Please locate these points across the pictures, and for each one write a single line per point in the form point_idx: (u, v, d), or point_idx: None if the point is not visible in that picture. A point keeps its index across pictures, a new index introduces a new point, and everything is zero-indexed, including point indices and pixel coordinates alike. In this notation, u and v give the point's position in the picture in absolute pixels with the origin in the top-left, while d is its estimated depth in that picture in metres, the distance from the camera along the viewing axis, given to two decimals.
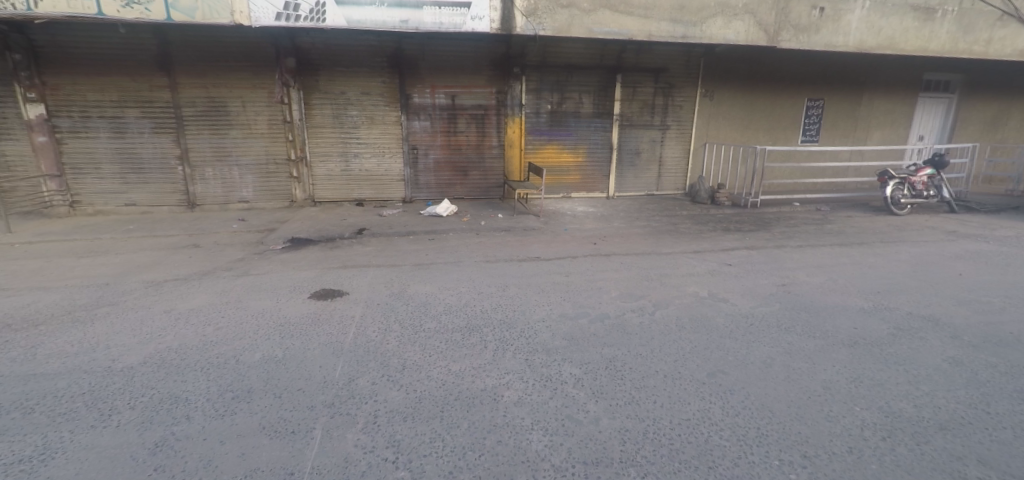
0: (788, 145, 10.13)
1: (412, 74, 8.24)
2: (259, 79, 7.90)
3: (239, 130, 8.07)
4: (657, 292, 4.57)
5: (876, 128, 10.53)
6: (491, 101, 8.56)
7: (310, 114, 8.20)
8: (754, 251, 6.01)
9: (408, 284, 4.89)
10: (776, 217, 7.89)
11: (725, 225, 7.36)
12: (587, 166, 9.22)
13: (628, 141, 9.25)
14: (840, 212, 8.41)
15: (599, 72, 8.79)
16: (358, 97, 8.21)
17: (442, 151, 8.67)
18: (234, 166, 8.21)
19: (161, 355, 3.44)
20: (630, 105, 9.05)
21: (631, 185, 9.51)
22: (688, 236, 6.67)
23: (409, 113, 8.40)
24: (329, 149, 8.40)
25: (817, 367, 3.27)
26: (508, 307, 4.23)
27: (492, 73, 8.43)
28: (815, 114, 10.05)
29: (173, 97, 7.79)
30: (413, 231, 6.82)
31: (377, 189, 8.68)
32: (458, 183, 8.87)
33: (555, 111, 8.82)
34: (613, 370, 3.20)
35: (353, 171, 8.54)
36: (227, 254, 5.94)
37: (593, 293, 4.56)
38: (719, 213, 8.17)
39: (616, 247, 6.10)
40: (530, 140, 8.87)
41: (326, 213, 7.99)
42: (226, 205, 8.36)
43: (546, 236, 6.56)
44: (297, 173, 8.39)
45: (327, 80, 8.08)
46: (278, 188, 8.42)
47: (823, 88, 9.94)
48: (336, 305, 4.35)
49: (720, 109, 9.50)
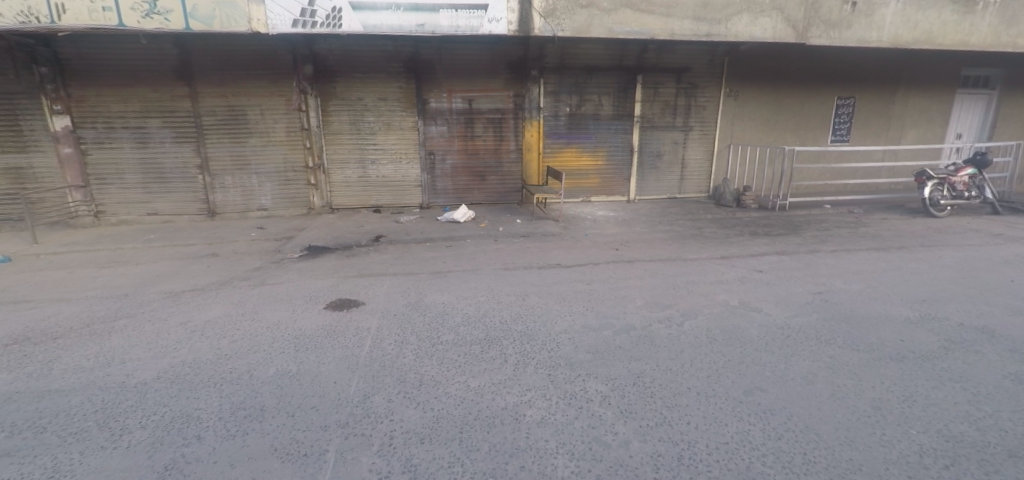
0: (817, 145, 9.76)
1: (429, 78, 8.17)
2: (277, 87, 7.93)
3: (258, 138, 8.11)
4: (685, 301, 4.35)
5: (911, 126, 10.08)
6: (509, 105, 8.44)
7: (328, 121, 8.19)
8: (785, 257, 5.74)
9: (425, 293, 4.78)
10: (806, 220, 7.57)
11: (752, 229, 7.08)
12: (607, 169, 9.02)
13: (649, 143, 9.02)
14: (875, 214, 8.03)
15: (619, 73, 8.59)
16: (375, 103, 8.17)
17: (459, 156, 8.57)
18: (253, 175, 8.26)
19: (175, 370, 3.39)
20: (651, 106, 8.83)
21: (652, 189, 9.27)
22: (714, 241, 6.42)
23: (426, 119, 8.33)
24: (347, 156, 8.38)
25: (864, 384, 3.01)
26: (528, 318, 4.07)
27: (509, 76, 8.31)
28: (845, 112, 9.67)
29: (193, 106, 7.87)
30: (430, 237, 6.72)
31: (394, 196, 8.63)
32: (475, 188, 8.76)
33: (574, 113, 8.65)
34: (641, 386, 3.00)
35: (370, 177, 8.51)
36: (245, 263, 5.94)
37: (617, 302, 4.37)
38: (745, 216, 7.88)
39: (639, 253, 5.90)
40: (549, 144, 8.72)
41: (344, 220, 7.97)
42: (245, 213, 8.43)
43: (566, 242, 6.39)
44: (315, 180, 8.40)
45: (345, 87, 8.07)
46: (296, 196, 8.45)
47: (853, 85, 9.56)
48: (351, 316, 4.26)
49: (745, 108, 9.20)
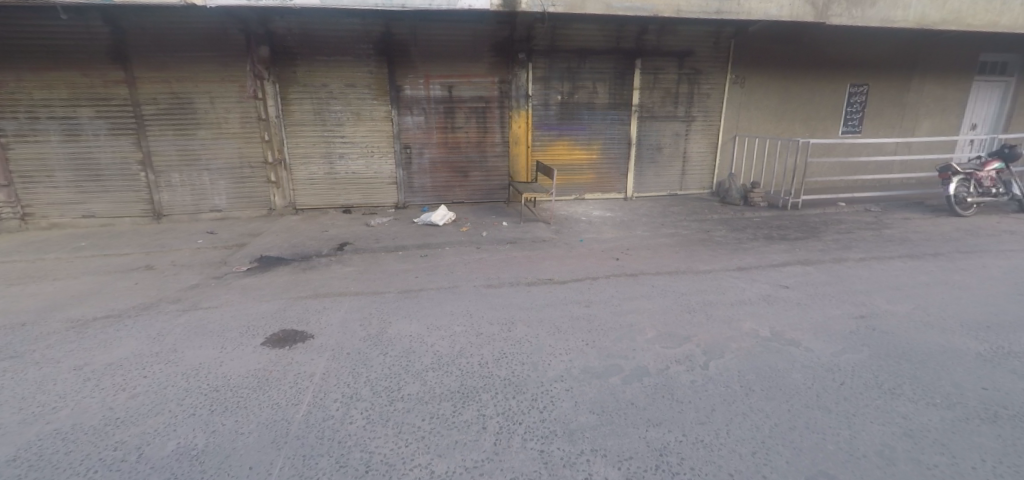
0: (828, 137, 9.05)
1: (403, 62, 7.24)
2: (228, 71, 6.95)
3: (208, 130, 7.12)
4: (706, 332, 3.57)
5: (925, 116, 9.42)
6: (494, 92, 7.55)
7: (289, 111, 7.24)
8: (810, 269, 5.00)
9: (390, 321, 3.93)
10: (822, 221, 6.85)
11: (766, 232, 6.34)
12: (602, 164, 8.19)
13: (648, 135, 8.21)
14: (894, 213, 7.35)
15: (616, 57, 7.75)
16: (342, 89, 7.23)
17: (438, 150, 7.68)
18: (204, 171, 7.29)
19: (42, 445, 2.50)
20: (651, 94, 8.01)
21: (651, 185, 8.49)
22: (726, 248, 5.66)
23: (401, 108, 7.41)
24: (311, 150, 7.44)
25: (964, 468, 2.23)
26: (513, 359, 3.25)
27: (494, 60, 7.42)
28: (858, 101, 8.98)
29: (131, 93, 6.86)
30: (403, 245, 5.86)
31: (366, 195, 7.73)
32: (457, 185, 7.88)
33: (566, 102, 7.79)
34: (667, 473, 2.21)
35: (338, 174, 7.58)
36: (181, 280, 5.02)
37: (623, 333, 3.57)
38: (755, 217, 7.14)
39: (643, 264, 5.11)
40: (539, 136, 7.87)
41: (307, 223, 7.05)
42: (197, 215, 7.46)
43: (559, 250, 5.58)
44: (275, 177, 7.46)
45: (307, 71, 7.11)
46: (255, 195, 7.50)
47: (867, 72, 8.85)
48: (293, 357, 3.40)
49: (752, 97, 8.42)
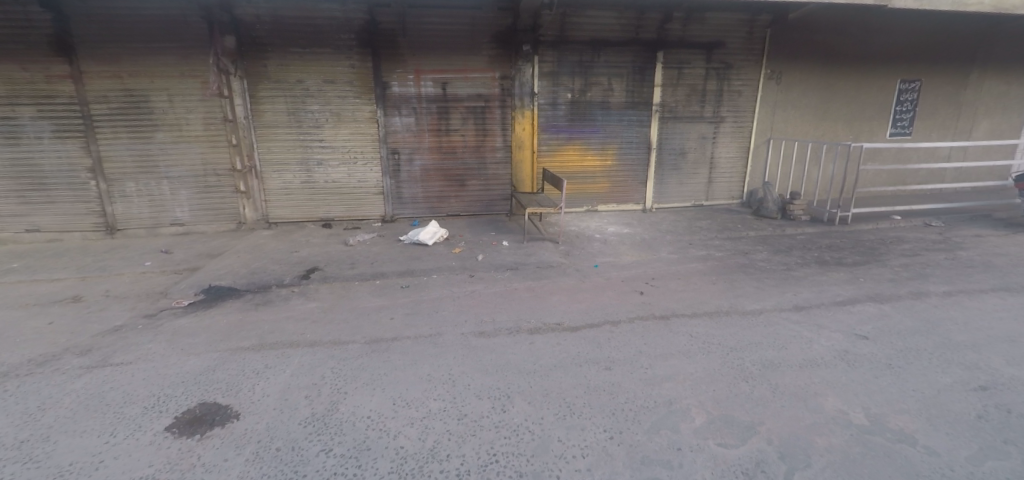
0: (875, 141, 8.00)
1: (389, 54, 6.27)
2: (188, 65, 6.02)
3: (166, 133, 6.20)
4: (777, 418, 2.56)
5: (984, 116, 8.32)
6: (494, 90, 6.57)
7: (260, 111, 6.29)
8: (887, 309, 3.94)
9: (345, 391, 2.93)
10: (881, 241, 5.81)
11: (816, 256, 5.31)
12: (617, 171, 7.18)
13: (670, 138, 7.19)
14: (961, 229, 6.29)
15: (635, 48, 6.74)
16: (319, 86, 6.27)
17: (431, 155, 6.70)
18: (163, 180, 6.37)
19: None
20: (674, 91, 7.00)
21: (673, 195, 7.48)
22: (773, 278, 4.64)
23: (387, 107, 6.45)
24: (285, 157, 6.49)
25: None
26: (507, 468, 2.26)
27: (494, 52, 6.44)
28: (909, 99, 7.91)
29: (77, 90, 5.94)
30: (382, 271, 4.88)
31: (349, 207, 6.77)
32: (453, 196, 6.90)
33: (577, 100, 6.79)
34: None
35: (317, 183, 6.62)
36: (105, 319, 4.08)
37: (662, 419, 2.59)
38: (798, 235, 6.10)
39: (675, 302, 4.10)
40: (546, 140, 6.87)
41: (277, 241, 6.11)
42: (156, 229, 6.55)
43: (569, 281, 4.58)
44: (244, 187, 6.51)
45: (279, 66, 6.16)
46: (221, 207, 6.57)
47: (920, 66, 7.78)
48: (200, 457, 2.37)
49: (790, 94, 7.38)
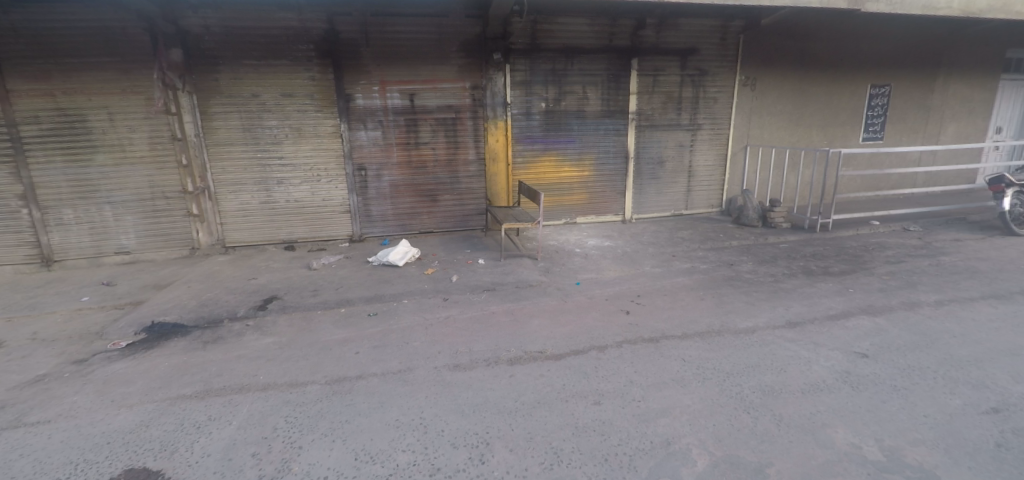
0: (848, 145, 8.02)
1: (352, 64, 5.93)
2: (131, 80, 5.55)
3: (108, 153, 5.70)
4: (786, 457, 2.29)
5: (950, 119, 8.46)
6: (465, 100, 6.29)
7: (212, 127, 5.85)
8: (881, 323, 3.77)
9: (300, 446, 2.56)
10: (864, 248, 5.74)
11: (801, 266, 5.17)
12: (595, 182, 6.97)
13: (648, 147, 7.04)
14: (939, 233, 6.29)
15: (609, 56, 6.58)
16: (278, 100, 5.87)
17: (400, 170, 6.35)
18: (106, 205, 5.84)
19: None
20: (650, 99, 6.86)
21: (653, 204, 7.31)
22: (762, 291, 4.45)
23: (352, 121, 6.08)
24: (242, 176, 6.05)
25: None
26: None
27: (464, 61, 6.17)
28: (879, 104, 7.98)
29: (4, 110, 5.38)
30: (347, 298, 4.50)
31: (314, 227, 6.35)
32: (425, 212, 6.55)
33: (551, 110, 6.57)
34: None
35: (278, 203, 6.17)
36: (26, 367, 3.58)
37: (660, 463, 2.30)
38: (781, 244, 5.99)
39: (663, 322, 3.85)
40: (520, 152, 6.62)
41: (235, 266, 5.65)
42: (99, 259, 5.98)
43: (550, 302, 4.29)
44: (198, 209, 6.02)
45: (232, 79, 5.74)
46: (172, 232, 6.06)
47: (888, 71, 7.87)
48: None
49: (764, 100, 7.34)
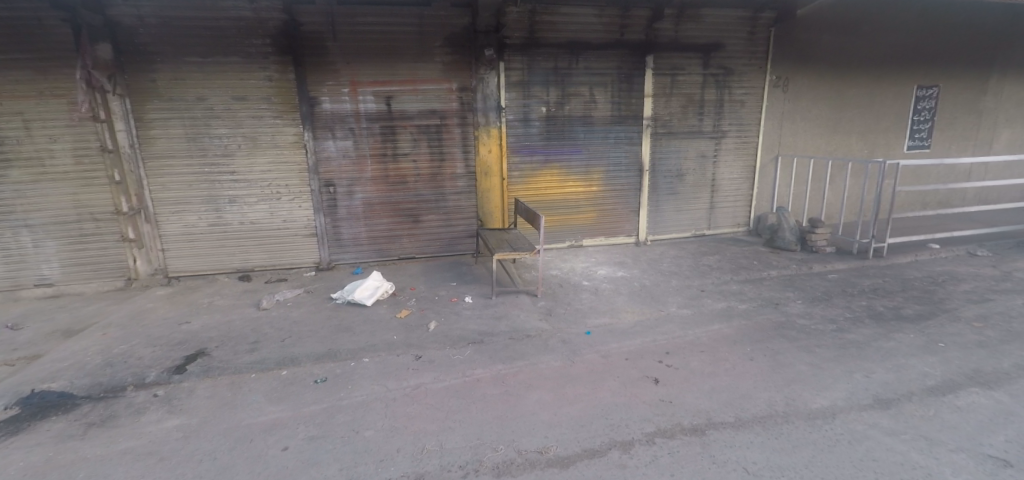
0: (892, 155, 7.07)
1: (315, 61, 4.99)
2: (48, 80, 4.60)
3: (22, 169, 4.73)
4: None
5: (1004, 126, 7.53)
6: (451, 104, 5.35)
7: (150, 137, 4.90)
8: (1005, 401, 2.81)
9: None
10: (933, 282, 4.76)
11: (863, 306, 4.23)
12: (604, 198, 6.00)
13: (665, 158, 6.08)
14: (1017, 261, 5.30)
15: (620, 52, 5.63)
16: (227, 105, 4.93)
17: (376, 186, 5.40)
18: (21, 229, 4.86)
19: None
20: (668, 103, 5.91)
21: (670, 224, 6.34)
22: (829, 349, 3.48)
23: (317, 129, 5.14)
24: (188, 194, 5.09)
25: None
26: None
27: (450, 58, 5.23)
28: (925, 108, 7.03)
29: None
30: (292, 355, 3.50)
31: (273, 253, 5.38)
32: (405, 234, 5.59)
33: (554, 115, 5.62)
34: None
35: (230, 225, 5.21)
36: None
37: None
38: (830, 275, 5.01)
39: (706, 400, 2.87)
40: (517, 164, 5.66)
41: (172, 304, 4.68)
42: (15, 293, 4.99)
43: (552, 364, 3.29)
44: (133, 233, 5.06)
45: (171, 79, 4.81)
46: (103, 261, 5.09)
47: (937, 71, 6.91)
48: None
49: (797, 104, 6.38)
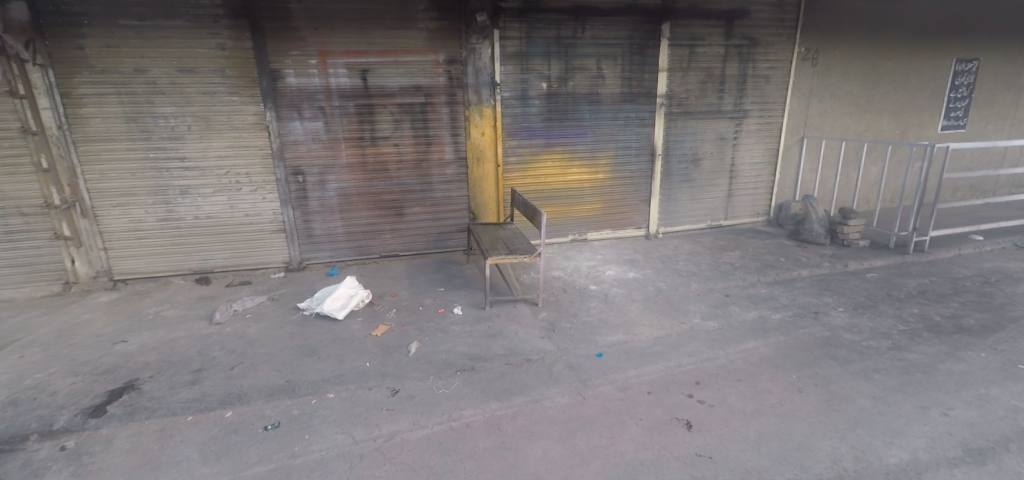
0: (925, 136, 6.43)
1: (275, 28, 4.22)
2: None
3: None
4: None
5: None
6: (438, 78, 4.61)
7: (81, 116, 4.15)
8: None
9: None
10: (987, 282, 4.20)
11: (917, 315, 3.66)
12: (612, 186, 5.34)
13: (680, 141, 5.40)
14: None
15: (632, 19, 4.89)
16: (173, 79, 4.18)
17: (351, 174, 4.69)
18: None
19: None
20: (685, 79, 5.19)
21: (684, 215, 5.70)
22: (890, 375, 2.93)
23: (281, 108, 4.41)
24: (132, 185, 4.37)
25: None
26: None
27: (436, 24, 4.48)
28: (965, 84, 6.35)
29: None
30: (241, 388, 2.86)
31: (236, 251, 4.70)
32: (387, 229, 4.92)
33: (555, 92, 4.90)
34: None
35: (183, 220, 4.51)
36: None
37: None
38: (870, 275, 4.42)
39: (756, 455, 2.29)
40: (513, 149, 4.96)
41: (113, 314, 4.01)
42: None
43: (559, 401, 2.68)
44: (69, 230, 4.34)
45: (102, 48, 4.03)
46: (35, 262, 4.39)
47: (981, 42, 6.21)
48: None
49: (828, 79, 5.68)
